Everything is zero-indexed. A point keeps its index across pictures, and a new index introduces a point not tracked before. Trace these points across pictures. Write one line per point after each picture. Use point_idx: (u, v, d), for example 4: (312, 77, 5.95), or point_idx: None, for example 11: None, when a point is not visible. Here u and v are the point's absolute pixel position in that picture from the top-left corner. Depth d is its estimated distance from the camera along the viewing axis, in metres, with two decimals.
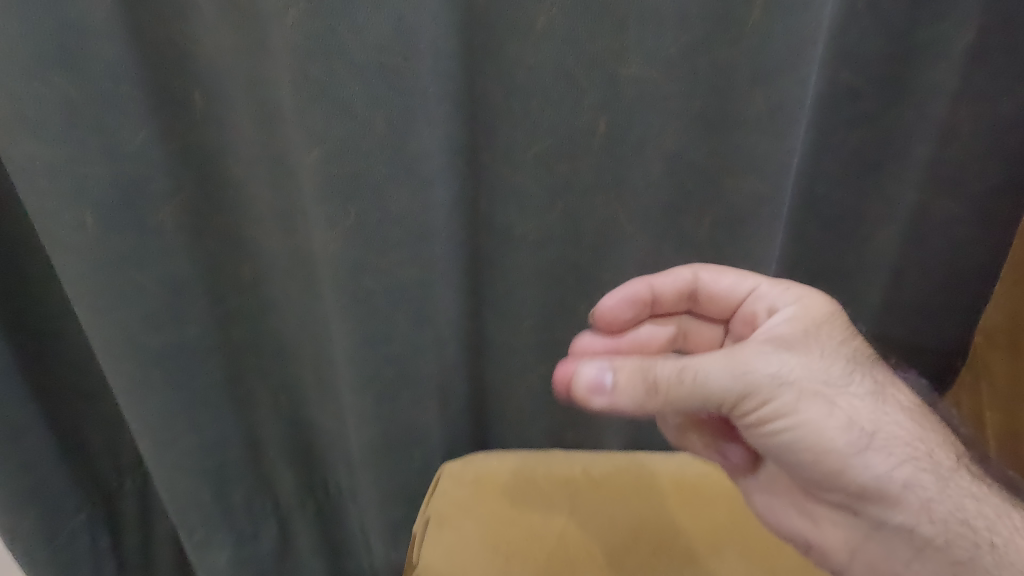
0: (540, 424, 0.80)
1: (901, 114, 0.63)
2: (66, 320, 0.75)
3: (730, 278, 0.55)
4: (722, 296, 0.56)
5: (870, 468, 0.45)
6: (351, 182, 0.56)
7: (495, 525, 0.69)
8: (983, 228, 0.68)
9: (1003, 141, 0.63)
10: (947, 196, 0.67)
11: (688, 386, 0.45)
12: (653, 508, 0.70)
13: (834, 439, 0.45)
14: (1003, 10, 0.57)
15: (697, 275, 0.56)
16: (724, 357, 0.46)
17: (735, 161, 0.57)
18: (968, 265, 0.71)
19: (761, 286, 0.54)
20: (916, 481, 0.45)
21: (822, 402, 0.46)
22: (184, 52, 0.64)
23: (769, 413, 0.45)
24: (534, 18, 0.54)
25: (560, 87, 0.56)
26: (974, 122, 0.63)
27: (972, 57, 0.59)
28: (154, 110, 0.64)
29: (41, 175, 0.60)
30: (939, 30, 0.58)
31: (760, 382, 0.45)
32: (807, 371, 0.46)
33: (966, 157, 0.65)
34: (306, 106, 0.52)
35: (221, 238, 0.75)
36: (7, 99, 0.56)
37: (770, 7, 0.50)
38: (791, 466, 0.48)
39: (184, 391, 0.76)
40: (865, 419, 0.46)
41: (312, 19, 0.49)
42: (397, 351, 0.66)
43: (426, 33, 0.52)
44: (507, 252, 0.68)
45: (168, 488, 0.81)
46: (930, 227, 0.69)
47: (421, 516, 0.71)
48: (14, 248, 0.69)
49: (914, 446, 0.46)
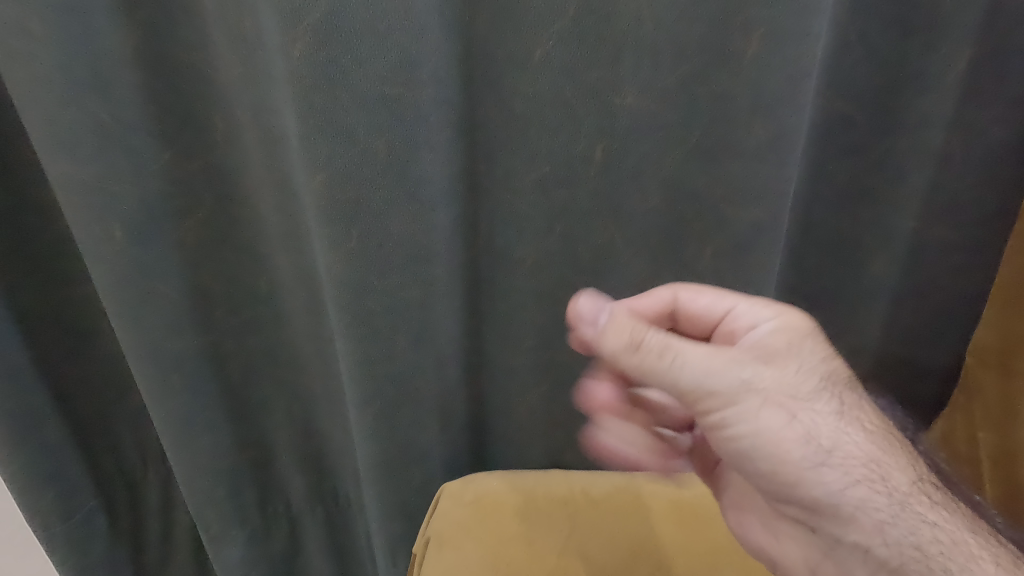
0: (540, 443, 0.81)
1: (893, 144, 0.63)
2: (96, 326, 0.79)
3: (707, 297, 0.54)
4: (701, 314, 0.54)
5: (824, 483, 0.48)
6: (355, 204, 0.58)
7: (493, 545, 0.68)
8: (992, 257, 0.67)
9: (1015, 170, 0.62)
10: (952, 224, 0.66)
11: (664, 365, 0.47)
12: (648, 530, 0.69)
13: (791, 451, 0.48)
14: (1003, 38, 0.57)
15: (676, 294, 0.55)
16: (707, 352, 0.48)
17: (734, 188, 0.57)
18: (974, 293, 0.70)
19: (739, 304, 0.52)
20: (870, 502, 0.48)
21: (783, 413, 0.47)
22: (202, 75, 0.67)
23: (730, 415, 0.48)
24: (531, 49, 0.55)
25: (556, 114, 0.58)
26: (978, 151, 0.62)
27: (969, 86, 0.59)
28: (178, 131, 0.69)
29: (71, 192, 0.64)
30: (933, 61, 0.59)
31: (728, 385, 0.47)
32: (777, 383, 0.48)
33: (973, 185, 0.64)
34: (312, 133, 0.55)
35: (236, 251, 0.78)
36: (43, 121, 0.60)
37: (765, 40, 0.51)
38: (750, 473, 0.51)
39: (198, 394, 0.80)
40: (824, 436, 0.48)
41: (318, 52, 0.52)
42: (398, 368, 0.68)
43: (427, 63, 0.54)
44: (507, 271, 0.69)
45: (186, 487, 0.85)
46: (934, 253, 0.68)
47: (422, 535, 0.72)
48: (51, 258, 0.74)
49: (870, 468, 0.48)
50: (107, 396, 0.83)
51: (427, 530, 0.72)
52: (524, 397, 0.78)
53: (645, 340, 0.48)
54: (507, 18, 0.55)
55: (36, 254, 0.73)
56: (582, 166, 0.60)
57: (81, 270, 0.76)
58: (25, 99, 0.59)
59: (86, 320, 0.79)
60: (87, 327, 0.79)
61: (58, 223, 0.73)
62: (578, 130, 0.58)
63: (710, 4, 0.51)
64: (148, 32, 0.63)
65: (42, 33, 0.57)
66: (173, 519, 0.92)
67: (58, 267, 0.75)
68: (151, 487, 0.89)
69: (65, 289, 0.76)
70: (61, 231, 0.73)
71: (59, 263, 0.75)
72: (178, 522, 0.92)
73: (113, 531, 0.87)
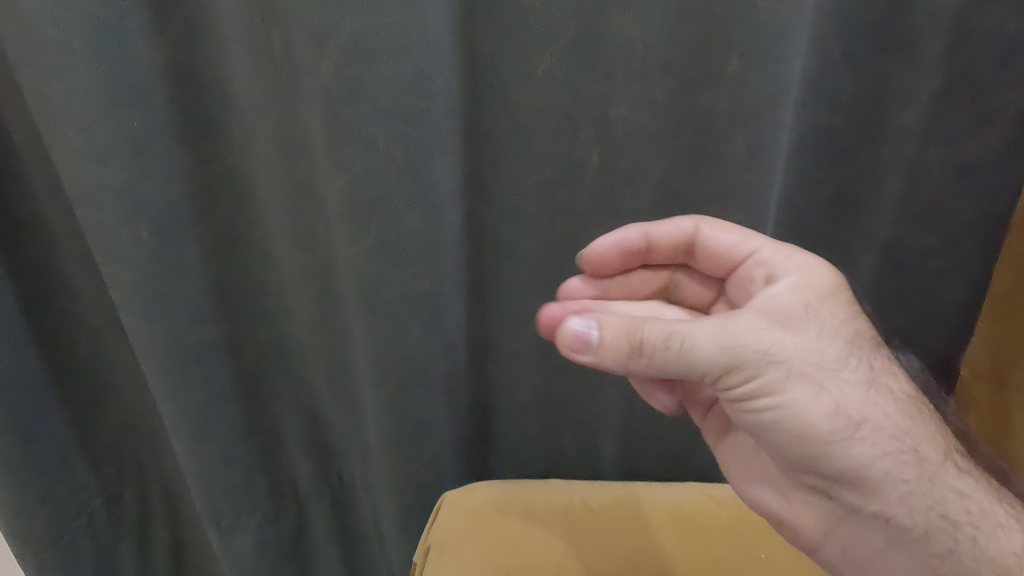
0: (540, 423, 0.87)
1: (858, 153, 0.71)
2: (95, 325, 0.84)
3: (733, 236, 0.59)
4: (722, 252, 0.60)
5: (850, 454, 0.50)
6: (373, 204, 0.64)
7: (494, 555, 0.74)
8: (960, 253, 0.76)
9: (968, 174, 0.71)
10: (919, 227, 0.75)
11: (674, 350, 0.48)
12: (645, 537, 0.75)
13: (818, 422, 0.49)
14: (956, 58, 0.65)
15: (698, 228, 0.60)
16: (719, 323, 0.49)
17: (722, 194, 0.64)
18: (946, 286, 0.78)
19: (764, 249, 0.57)
20: (895, 472, 0.51)
21: (809, 385, 0.49)
22: (221, 84, 0.72)
23: (752, 389, 0.49)
24: (535, 66, 0.62)
25: (557, 123, 0.65)
26: (939, 159, 0.71)
27: (934, 103, 0.68)
28: (185, 137, 0.73)
29: (101, 196, 0.68)
30: (892, 79, 0.67)
31: (752, 356, 0.48)
32: (799, 350, 0.49)
33: (935, 188, 0.72)
34: (336, 139, 0.61)
35: (252, 246, 0.82)
36: (78, 130, 0.65)
37: (743, 59, 0.57)
38: (773, 444, 0.52)
39: (217, 384, 0.84)
40: (853, 409, 0.50)
41: (344, 69, 0.58)
42: (410, 354, 0.73)
43: (442, 76, 0.60)
44: (508, 263, 0.75)
45: (203, 474, 0.88)
46: (901, 250, 0.76)
47: (422, 544, 0.77)
48: (51, 263, 0.80)
49: (899, 440, 0.51)
50: (112, 388, 0.89)
51: (427, 538, 0.77)
52: (527, 381, 0.84)
53: (646, 339, 0.49)
54: (513, 39, 0.62)
55: (39, 257, 0.79)
56: (580, 168, 0.67)
57: (74, 275, 0.81)
58: (63, 109, 0.64)
59: (84, 320, 0.84)
60: (87, 326, 0.85)
61: (54, 233, 0.78)
62: (577, 137, 0.65)
63: (694, 28, 0.58)
64: (180, 49, 0.69)
65: (81, 48, 0.62)
66: (174, 506, 0.97)
67: (57, 271, 0.81)
68: (149, 475, 0.95)
69: (81, 270, 0.81)
70: (61, 241, 0.79)
71: (58, 268, 0.81)
72: (178, 510, 0.97)
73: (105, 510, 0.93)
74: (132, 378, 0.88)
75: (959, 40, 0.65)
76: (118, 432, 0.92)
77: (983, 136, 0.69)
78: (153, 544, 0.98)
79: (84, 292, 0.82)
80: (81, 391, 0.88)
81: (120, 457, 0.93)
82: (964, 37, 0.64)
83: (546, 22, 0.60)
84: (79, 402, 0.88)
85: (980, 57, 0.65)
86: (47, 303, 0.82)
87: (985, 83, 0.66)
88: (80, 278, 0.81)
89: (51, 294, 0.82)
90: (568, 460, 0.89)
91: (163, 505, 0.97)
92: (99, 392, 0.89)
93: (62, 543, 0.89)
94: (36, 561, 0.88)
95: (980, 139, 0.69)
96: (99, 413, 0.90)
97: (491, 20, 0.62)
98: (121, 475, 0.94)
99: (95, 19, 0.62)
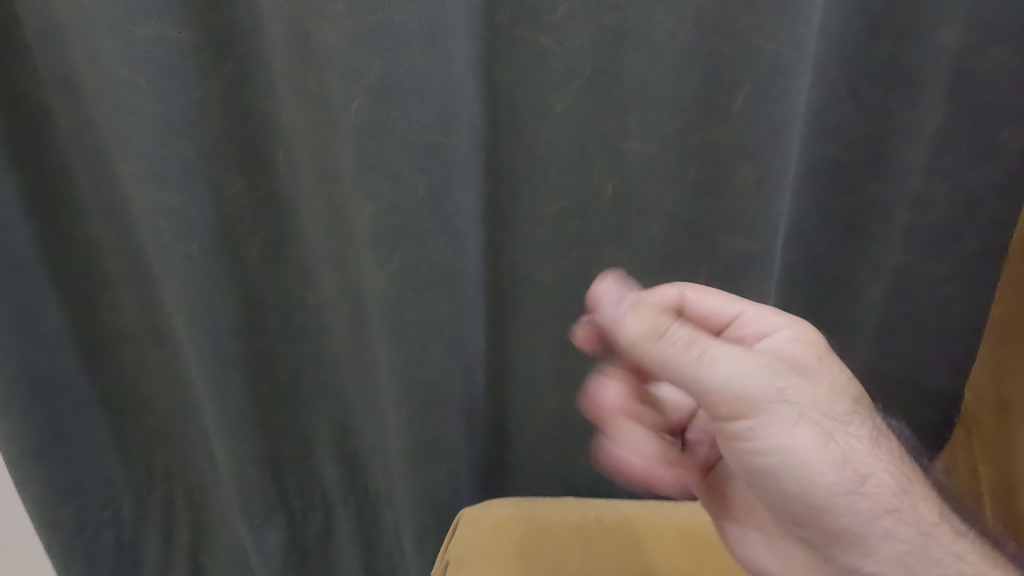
0: (554, 444, 0.88)
1: (875, 188, 0.71)
2: (134, 334, 0.91)
3: (716, 300, 0.56)
4: (708, 317, 0.56)
5: (853, 510, 0.50)
6: (397, 232, 0.68)
7: (511, 565, 0.76)
8: (968, 284, 0.75)
9: (979, 205, 0.70)
10: (929, 257, 0.74)
11: (694, 355, 0.47)
12: (664, 557, 0.75)
13: (825, 476, 0.49)
14: (971, 93, 0.65)
15: (683, 294, 0.55)
16: (740, 354, 0.49)
17: (728, 221, 0.66)
18: (955, 318, 0.77)
19: (748, 311, 0.55)
20: (895, 532, 0.51)
21: (818, 433, 0.49)
22: (266, 118, 0.78)
23: (760, 427, 0.49)
24: (552, 104, 0.66)
25: (574, 158, 0.68)
26: (947, 192, 0.70)
27: (940, 136, 0.67)
28: (234, 166, 0.79)
29: (160, 217, 0.75)
30: (910, 113, 0.67)
31: (764, 395, 0.48)
32: (812, 399, 0.49)
33: (944, 219, 0.71)
34: (364, 172, 0.66)
35: (289, 266, 0.87)
36: (140, 159, 0.72)
37: (750, 97, 0.59)
38: (776, 493, 0.52)
39: (251, 391, 0.90)
40: (859, 462, 0.50)
41: (374, 108, 0.62)
42: (429, 374, 0.76)
43: (462, 114, 0.64)
44: (526, 290, 0.78)
45: (235, 478, 0.94)
46: (915, 280, 0.75)
47: (441, 558, 0.78)
48: (98, 276, 0.87)
49: (900, 499, 0.51)
50: (149, 394, 0.95)
51: (444, 553, 0.79)
52: (541, 403, 0.86)
53: (671, 330, 0.48)
54: (531, 76, 0.65)
55: (93, 270, 0.87)
56: (595, 199, 0.70)
57: (121, 288, 0.88)
58: (128, 142, 0.71)
59: (126, 329, 0.91)
60: (128, 336, 0.91)
61: (104, 250, 0.86)
62: (592, 171, 0.68)
63: (703, 66, 0.60)
64: (230, 85, 0.75)
65: (144, 84, 0.69)
66: (201, 504, 1.02)
67: (104, 284, 0.88)
68: (180, 473, 1.01)
69: (124, 283, 0.88)
70: (112, 258, 0.86)
71: (103, 280, 0.88)
72: (205, 509, 1.02)
73: (138, 505, 1.00)
74: (171, 385, 0.94)
75: (964, 77, 0.64)
76: (151, 434, 0.98)
77: (991, 168, 0.68)
78: (182, 539, 1.03)
79: (129, 303, 0.89)
80: (119, 396, 0.95)
81: (158, 455, 0.99)
82: (983, 73, 0.64)
83: (563, 64, 0.64)
84: (118, 406, 0.95)
85: (989, 93, 0.65)
86: (97, 312, 0.89)
87: (1000, 117, 0.66)
88: (124, 291, 0.88)
89: (101, 304, 0.89)
90: (581, 480, 0.90)
91: (193, 502, 1.02)
92: (137, 397, 0.95)
93: (86, 531, 0.96)
94: (64, 545, 0.94)
95: (989, 171, 0.69)
96: (133, 416, 0.96)
97: (510, 59, 0.65)
98: (156, 472, 1.00)
99: (159, 61, 0.68)
